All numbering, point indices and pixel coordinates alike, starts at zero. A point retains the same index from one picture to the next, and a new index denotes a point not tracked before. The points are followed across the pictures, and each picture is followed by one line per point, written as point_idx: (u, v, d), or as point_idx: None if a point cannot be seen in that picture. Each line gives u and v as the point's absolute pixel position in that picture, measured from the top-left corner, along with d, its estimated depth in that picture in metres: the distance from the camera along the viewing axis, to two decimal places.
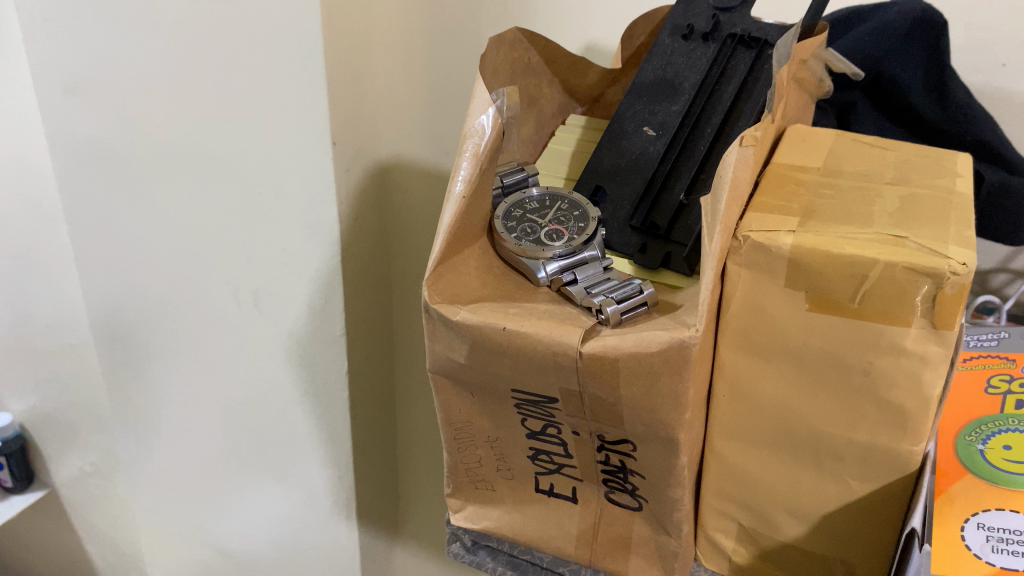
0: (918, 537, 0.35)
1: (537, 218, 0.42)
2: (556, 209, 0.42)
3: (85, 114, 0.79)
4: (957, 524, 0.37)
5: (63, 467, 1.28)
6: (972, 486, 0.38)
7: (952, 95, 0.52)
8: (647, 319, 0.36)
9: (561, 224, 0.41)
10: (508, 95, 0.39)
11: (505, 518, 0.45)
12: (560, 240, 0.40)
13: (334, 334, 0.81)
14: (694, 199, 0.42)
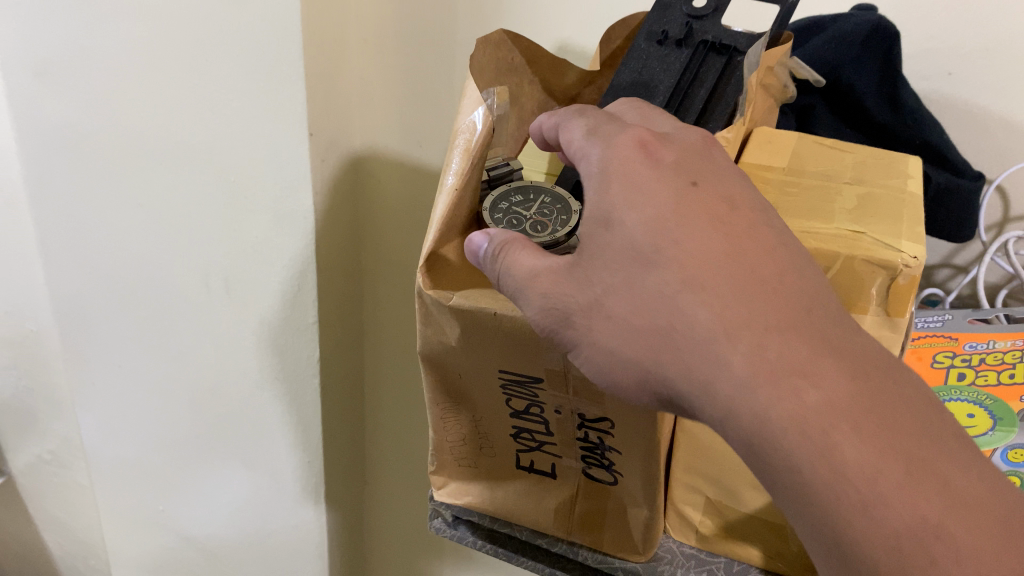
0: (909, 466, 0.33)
1: (523, 208, 0.44)
2: (540, 202, 0.45)
3: (51, 100, 0.78)
4: None
5: (19, 455, 1.27)
6: None
7: (904, 100, 0.56)
8: None
9: (544, 218, 0.44)
10: (497, 95, 0.43)
11: (487, 492, 0.48)
12: (540, 229, 0.43)
13: (306, 321, 0.83)
14: None
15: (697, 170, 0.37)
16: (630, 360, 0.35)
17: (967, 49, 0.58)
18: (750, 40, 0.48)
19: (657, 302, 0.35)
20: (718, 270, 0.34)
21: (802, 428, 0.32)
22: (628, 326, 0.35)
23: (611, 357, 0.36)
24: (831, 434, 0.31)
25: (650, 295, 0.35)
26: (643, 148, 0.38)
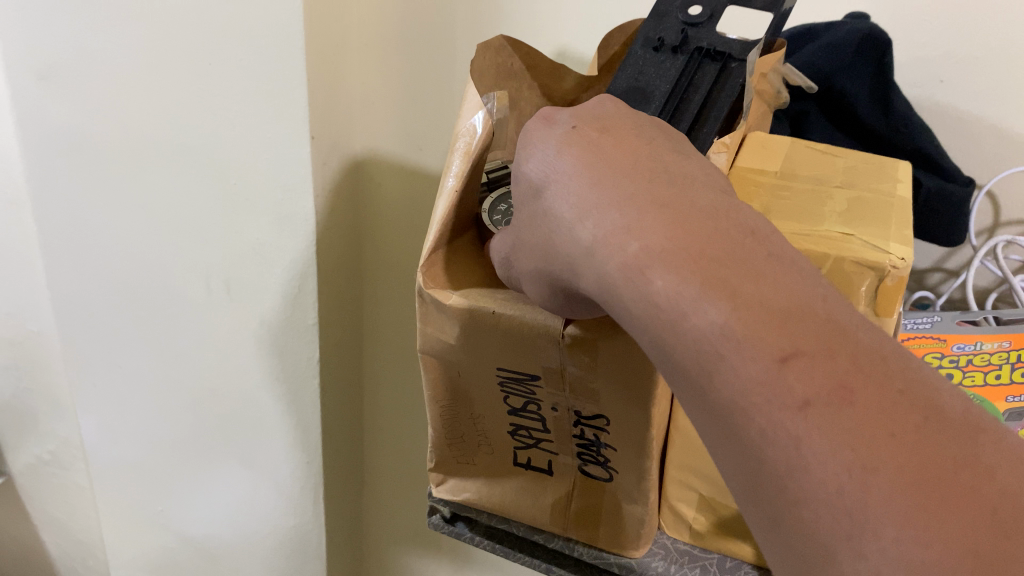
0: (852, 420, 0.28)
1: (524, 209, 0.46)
2: None
3: (56, 103, 0.79)
4: None
5: (18, 455, 1.28)
6: None
7: (895, 106, 0.57)
8: None
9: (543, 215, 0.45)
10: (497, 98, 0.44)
11: (485, 489, 0.49)
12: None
13: (307, 323, 0.84)
14: None
15: (578, 118, 0.37)
16: (541, 277, 0.37)
17: (958, 58, 0.59)
18: (744, 48, 0.49)
19: (538, 212, 0.36)
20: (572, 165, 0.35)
21: (628, 275, 0.32)
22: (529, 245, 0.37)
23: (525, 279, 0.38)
24: (645, 276, 0.31)
25: (535, 207, 0.36)
26: (546, 119, 0.38)
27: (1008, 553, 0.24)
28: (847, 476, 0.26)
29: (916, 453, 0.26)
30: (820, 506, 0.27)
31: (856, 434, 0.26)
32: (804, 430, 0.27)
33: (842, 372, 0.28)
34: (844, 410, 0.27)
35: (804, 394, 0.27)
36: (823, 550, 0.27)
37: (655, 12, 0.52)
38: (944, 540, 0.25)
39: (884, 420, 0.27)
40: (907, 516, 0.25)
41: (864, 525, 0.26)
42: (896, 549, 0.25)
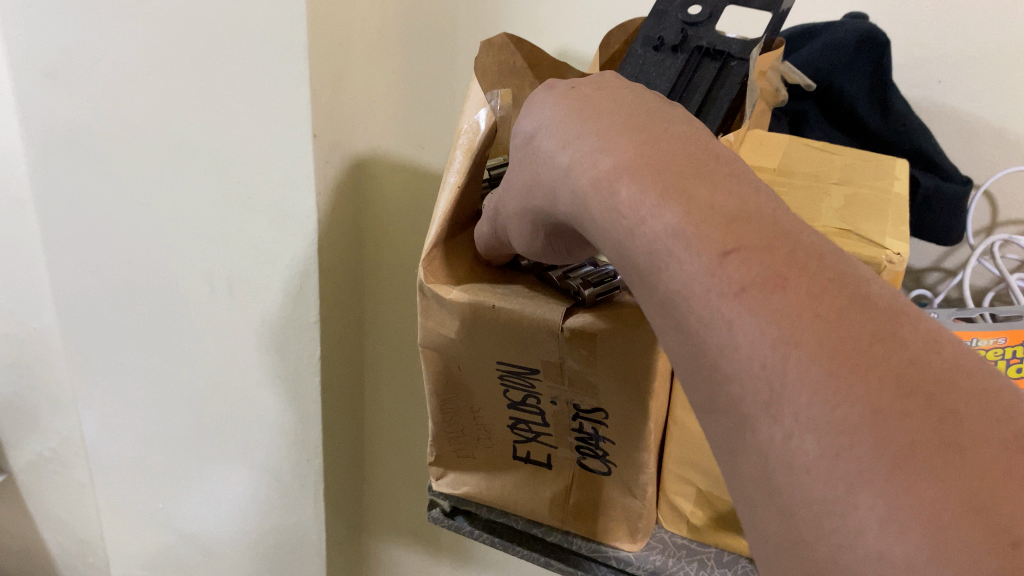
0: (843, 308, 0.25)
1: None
2: None
3: (60, 100, 0.79)
4: None
5: (20, 453, 1.28)
6: None
7: (892, 106, 0.57)
8: (621, 300, 0.39)
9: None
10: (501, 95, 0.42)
11: (484, 482, 0.49)
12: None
13: (308, 321, 0.84)
14: None
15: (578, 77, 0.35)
16: (535, 223, 0.36)
17: (956, 57, 0.60)
18: (744, 46, 0.49)
19: (529, 155, 0.35)
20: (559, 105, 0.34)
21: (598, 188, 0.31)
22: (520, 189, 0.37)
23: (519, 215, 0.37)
24: (614, 187, 0.30)
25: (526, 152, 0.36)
26: (549, 87, 0.36)
27: (915, 412, 0.22)
28: (767, 354, 0.24)
29: (838, 326, 0.24)
30: (744, 386, 0.25)
31: (780, 310, 0.24)
32: (734, 313, 0.25)
33: (778, 263, 0.26)
34: (775, 293, 0.25)
35: (738, 279, 0.25)
36: (746, 433, 0.25)
37: (655, 11, 0.53)
38: (849, 404, 0.22)
39: (811, 301, 0.24)
40: (818, 383, 0.23)
41: (780, 399, 0.24)
42: (808, 417, 0.23)
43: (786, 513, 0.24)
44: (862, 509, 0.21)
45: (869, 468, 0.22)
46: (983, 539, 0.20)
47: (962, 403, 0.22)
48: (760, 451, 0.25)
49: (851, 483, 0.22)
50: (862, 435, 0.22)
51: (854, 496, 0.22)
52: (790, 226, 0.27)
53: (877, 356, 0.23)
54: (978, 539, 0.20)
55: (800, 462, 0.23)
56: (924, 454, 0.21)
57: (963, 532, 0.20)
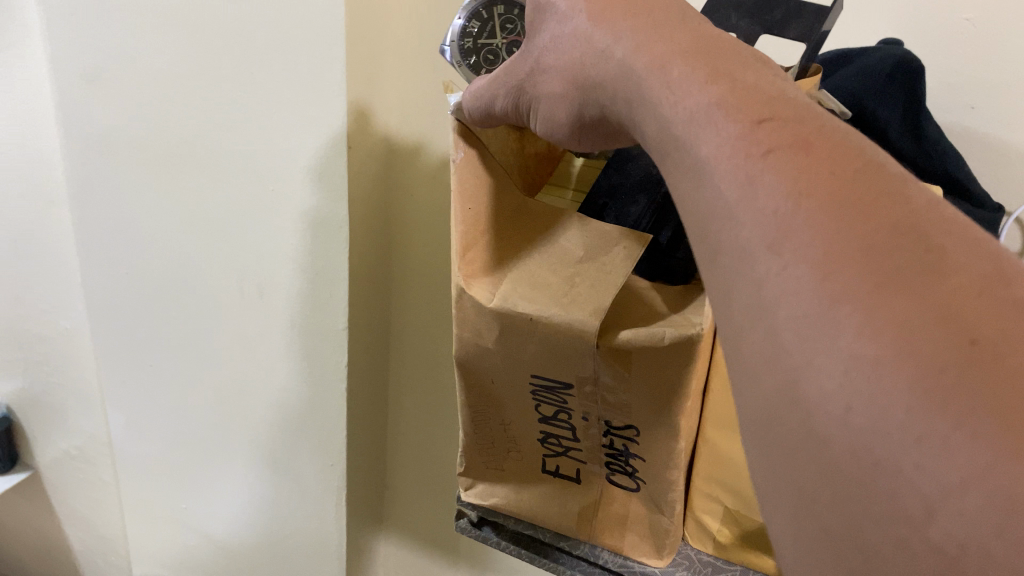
0: (870, 168, 0.24)
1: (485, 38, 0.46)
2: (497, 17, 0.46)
3: (101, 105, 0.81)
4: None
5: (46, 449, 1.30)
6: None
7: (926, 132, 0.58)
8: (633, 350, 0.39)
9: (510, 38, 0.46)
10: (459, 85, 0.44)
11: (513, 494, 0.50)
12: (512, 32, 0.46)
13: (335, 328, 0.85)
14: None
15: None
16: (568, 111, 0.37)
17: (990, 84, 0.60)
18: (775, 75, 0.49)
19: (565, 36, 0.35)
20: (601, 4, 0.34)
21: (653, 72, 0.30)
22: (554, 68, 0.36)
23: (552, 100, 0.37)
24: (666, 67, 0.30)
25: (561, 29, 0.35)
26: None
27: (904, 244, 0.22)
28: (780, 203, 0.24)
29: (850, 180, 0.24)
30: (747, 226, 0.25)
31: (800, 163, 0.24)
32: (756, 168, 0.25)
33: (808, 131, 0.25)
34: (798, 154, 0.25)
35: (766, 142, 0.25)
36: (743, 274, 0.25)
37: None
38: (848, 239, 0.22)
39: (831, 160, 0.24)
40: (820, 222, 0.23)
41: (783, 236, 0.24)
42: (804, 249, 0.23)
43: (767, 342, 0.24)
44: (842, 321, 0.22)
45: (850, 285, 0.22)
46: (954, 344, 0.20)
47: (950, 243, 0.22)
48: (753, 283, 0.25)
49: (833, 302, 0.22)
50: (853, 259, 0.22)
51: (836, 310, 0.22)
52: (816, 110, 0.27)
53: (880, 203, 0.23)
54: (948, 342, 0.20)
55: (788, 288, 0.23)
56: (908, 273, 0.21)
57: (935, 337, 0.20)
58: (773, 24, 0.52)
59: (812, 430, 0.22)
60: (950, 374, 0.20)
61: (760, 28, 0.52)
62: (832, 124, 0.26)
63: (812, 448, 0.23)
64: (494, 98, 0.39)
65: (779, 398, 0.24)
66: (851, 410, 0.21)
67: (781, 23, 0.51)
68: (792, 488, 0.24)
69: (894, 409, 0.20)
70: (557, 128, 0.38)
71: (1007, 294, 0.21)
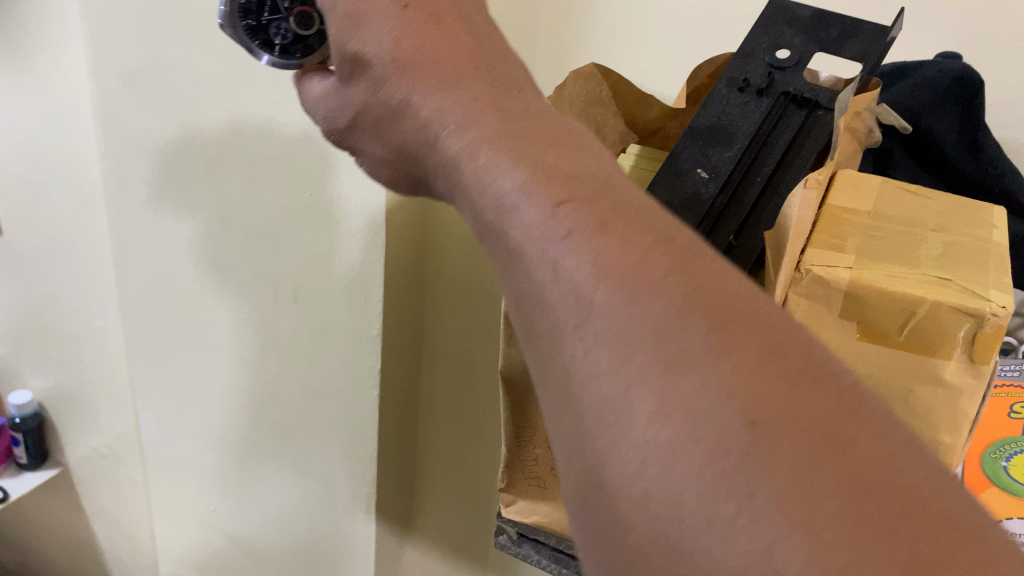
0: (658, 237, 0.27)
1: (269, 14, 0.46)
2: None
3: (142, 109, 0.81)
4: None
5: (77, 446, 1.31)
6: (996, 498, 0.48)
7: (985, 149, 0.57)
8: None
9: (294, 52, 0.46)
10: None
11: (555, 513, 0.49)
12: (304, 26, 0.45)
13: (369, 334, 0.84)
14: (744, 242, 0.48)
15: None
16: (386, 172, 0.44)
17: None
18: (830, 95, 0.51)
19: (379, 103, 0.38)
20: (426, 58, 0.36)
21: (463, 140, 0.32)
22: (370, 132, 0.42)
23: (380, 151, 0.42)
24: (472, 148, 0.32)
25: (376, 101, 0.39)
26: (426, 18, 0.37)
27: (690, 325, 0.25)
28: (579, 285, 0.26)
29: (635, 254, 0.26)
30: (549, 306, 0.27)
31: (587, 237, 0.27)
32: (553, 246, 0.27)
33: (603, 206, 0.28)
34: (597, 231, 0.27)
35: (565, 222, 0.27)
36: (551, 352, 0.28)
37: (741, 49, 0.54)
38: (640, 324, 0.25)
39: (624, 236, 0.27)
40: (610, 306, 0.26)
41: (584, 321, 0.26)
42: (603, 333, 0.25)
43: (575, 422, 0.26)
44: (633, 406, 0.24)
45: (643, 372, 0.25)
46: (738, 428, 0.23)
47: (730, 321, 0.25)
48: (556, 364, 0.27)
49: (630, 387, 0.25)
50: (644, 344, 0.25)
51: (630, 394, 0.25)
52: (609, 177, 0.30)
53: (664, 281, 0.26)
54: (730, 425, 0.23)
55: (587, 371, 0.26)
56: (694, 356, 0.24)
57: (722, 423, 0.23)
58: (829, 41, 0.52)
59: (613, 504, 0.25)
60: (733, 455, 0.23)
61: (816, 45, 0.52)
62: (617, 187, 0.29)
63: (613, 525, 0.25)
64: (318, 115, 0.45)
65: (585, 475, 0.26)
66: (649, 494, 0.24)
67: (838, 40, 0.51)
68: (594, 559, 0.26)
69: (686, 495, 0.23)
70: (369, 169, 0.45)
71: (782, 369, 0.24)
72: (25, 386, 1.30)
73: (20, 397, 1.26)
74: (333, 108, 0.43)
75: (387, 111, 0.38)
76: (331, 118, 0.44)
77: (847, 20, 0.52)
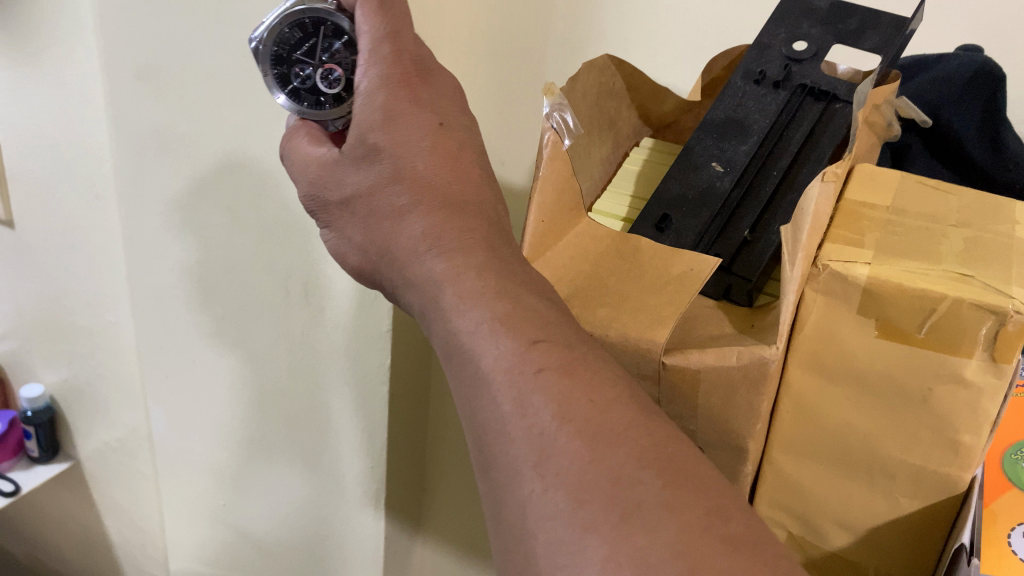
0: (610, 400, 0.36)
1: (300, 54, 0.50)
2: (320, 36, 0.50)
3: (152, 102, 0.81)
4: (1004, 532, 0.45)
5: (88, 440, 1.31)
6: (1015, 502, 0.47)
7: (1005, 144, 0.55)
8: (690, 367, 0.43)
9: (307, 100, 0.50)
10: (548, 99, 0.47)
11: None
12: (328, 86, 0.50)
13: (380, 330, 0.84)
14: (759, 237, 0.47)
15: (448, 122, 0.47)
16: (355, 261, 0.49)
17: None
18: (849, 88, 0.50)
19: (385, 204, 0.46)
20: (445, 191, 0.45)
21: (456, 276, 0.41)
22: (359, 218, 0.47)
23: (363, 241, 0.48)
24: (461, 280, 0.41)
25: (382, 198, 0.46)
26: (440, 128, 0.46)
27: (642, 482, 0.33)
28: (547, 429, 0.35)
29: (601, 418, 0.35)
30: (520, 446, 0.35)
31: (561, 395, 0.36)
32: (529, 388, 0.36)
33: (568, 363, 0.37)
34: (562, 386, 0.36)
35: (538, 366, 0.37)
36: (513, 484, 0.36)
37: (758, 41, 0.53)
38: (597, 474, 0.33)
39: (582, 397, 0.36)
40: (574, 455, 0.34)
41: (545, 463, 0.34)
42: (563, 477, 0.34)
43: (528, 542, 0.34)
44: (587, 545, 0.32)
45: (597, 518, 0.32)
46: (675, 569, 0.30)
47: (668, 478, 0.33)
48: (522, 500, 0.35)
49: (582, 529, 0.32)
50: (601, 494, 0.33)
51: (585, 536, 0.32)
52: (575, 332, 0.39)
53: (622, 444, 0.34)
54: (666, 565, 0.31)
55: (549, 510, 0.34)
56: (645, 509, 0.32)
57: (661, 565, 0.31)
58: (848, 33, 0.51)
59: None
60: None
61: (834, 37, 0.51)
62: (582, 349, 0.38)
63: None
64: (305, 180, 0.49)
65: None
66: None
67: (856, 32, 0.50)
68: None
69: None
70: (340, 249, 0.50)
71: (721, 532, 0.32)
72: (37, 380, 1.31)
73: (31, 390, 1.26)
74: (327, 180, 0.48)
75: (394, 215, 0.45)
76: (316, 190, 0.49)
77: (867, 13, 0.51)
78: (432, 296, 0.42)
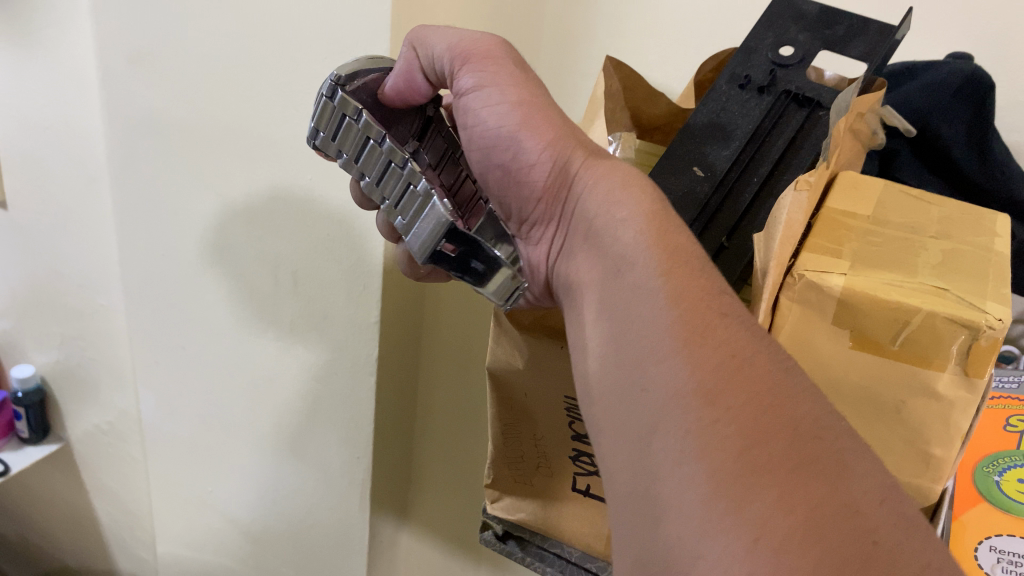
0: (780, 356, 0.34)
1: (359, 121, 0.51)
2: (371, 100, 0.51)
3: (144, 85, 0.81)
4: (972, 546, 0.45)
5: (78, 422, 1.31)
6: (985, 512, 0.47)
7: (992, 152, 0.56)
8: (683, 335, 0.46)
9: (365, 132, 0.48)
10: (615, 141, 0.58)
11: (537, 511, 0.57)
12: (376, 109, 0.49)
13: (368, 321, 0.83)
14: (732, 246, 0.48)
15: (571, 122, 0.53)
16: (531, 138, 0.45)
17: None
18: (832, 95, 0.50)
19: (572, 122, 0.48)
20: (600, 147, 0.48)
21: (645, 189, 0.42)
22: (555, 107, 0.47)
23: (554, 122, 0.45)
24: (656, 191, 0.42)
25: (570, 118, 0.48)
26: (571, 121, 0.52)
27: (821, 439, 0.31)
28: (729, 363, 0.32)
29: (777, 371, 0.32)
30: (693, 374, 0.32)
31: (741, 338, 0.33)
32: (710, 319, 0.34)
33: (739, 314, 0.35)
34: (742, 330, 0.34)
35: (723, 307, 0.35)
36: (660, 419, 0.32)
37: (745, 45, 0.53)
38: (772, 423, 0.30)
39: (754, 346, 0.33)
40: (752, 397, 0.31)
41: (721, 397, 0.31)
42: (741, 416, 0.30)
43: (675, 479, 0.31)
44: (754, 491, 0.29)
45: (767, 465, 0.29)
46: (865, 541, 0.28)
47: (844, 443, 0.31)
48: (680, 432, 0.31)
49: (752, 472, 0.29)
50: (778, 437, 0.30)
51: (752, 477, 0.29)
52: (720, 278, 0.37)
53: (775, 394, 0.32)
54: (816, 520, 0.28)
55: (707, 447, 0.30)
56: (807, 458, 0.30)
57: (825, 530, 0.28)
58: (835, 39, 0.50)
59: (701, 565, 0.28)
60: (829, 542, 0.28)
61: (821, 43, 0.51)
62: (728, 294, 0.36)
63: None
64: (494, 46, 0.47)
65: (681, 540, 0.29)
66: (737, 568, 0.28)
67: (844, 39, 0.50)
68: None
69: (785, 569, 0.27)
70: (503, 115, 0.45)
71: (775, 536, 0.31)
72: (28, 361, 1.31)
73: (23, 370, 1.26)
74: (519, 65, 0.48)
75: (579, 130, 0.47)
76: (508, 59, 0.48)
77: (854, 19, 0.50)
78: (621, 197, 0.41)
